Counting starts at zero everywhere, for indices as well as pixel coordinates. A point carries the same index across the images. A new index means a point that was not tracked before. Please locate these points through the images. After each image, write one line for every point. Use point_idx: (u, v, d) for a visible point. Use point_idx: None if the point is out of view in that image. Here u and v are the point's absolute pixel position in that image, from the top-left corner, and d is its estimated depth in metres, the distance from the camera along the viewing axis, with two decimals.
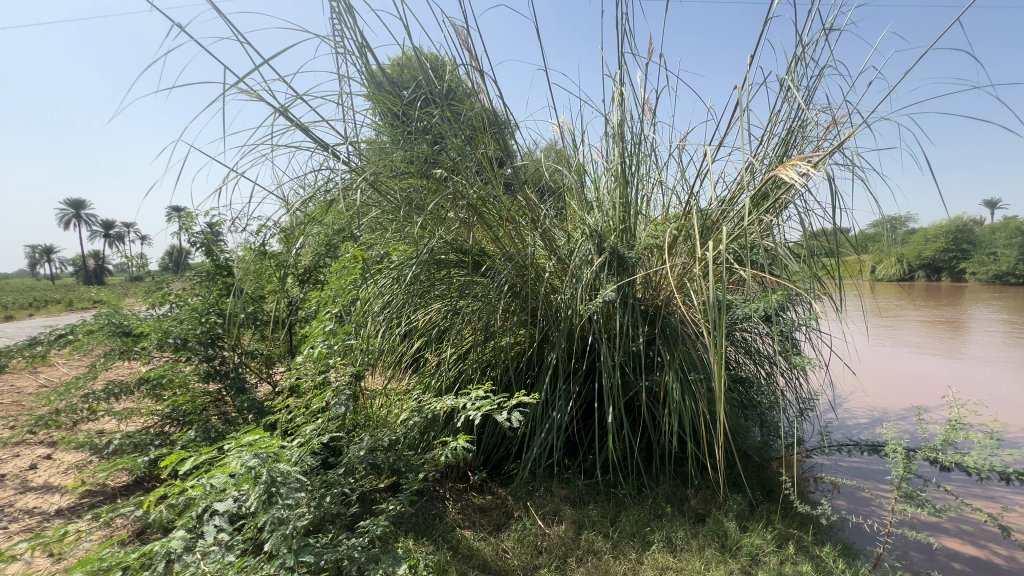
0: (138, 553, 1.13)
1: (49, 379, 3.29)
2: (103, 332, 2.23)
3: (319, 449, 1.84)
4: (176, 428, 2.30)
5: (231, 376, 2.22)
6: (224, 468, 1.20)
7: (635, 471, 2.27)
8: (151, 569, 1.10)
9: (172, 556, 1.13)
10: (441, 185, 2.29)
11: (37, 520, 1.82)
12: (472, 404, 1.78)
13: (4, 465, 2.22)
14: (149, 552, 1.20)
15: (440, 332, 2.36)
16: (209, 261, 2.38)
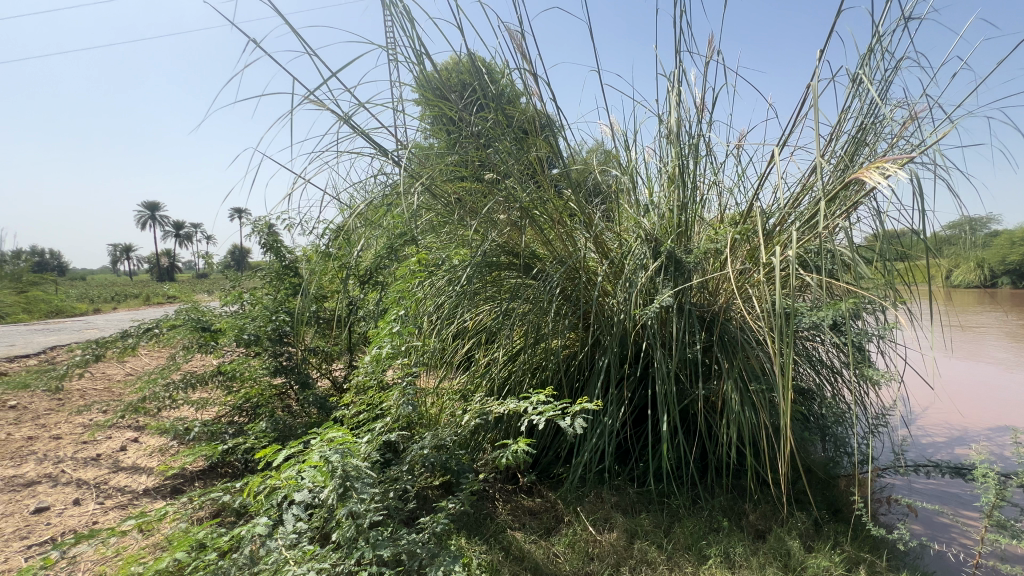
0: (227, 537, 1.21)
1: (135, 368, 3.58)
2: (185, 327, 2.41)
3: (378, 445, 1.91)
4: (245, 418, 2.45)
5: (297, 372, 2.34)
6: (308, 461, 1.27)
7: (690, 481, 2.21)
8: (238, 552, 1.18)
9: (256, 541, 1.20)
10: (494, 188, 2.31)
11: (130, 498, 1.99)
12: (534, 409, 1.73)
13: (99, 446, 2.45)
14: (237, 537, 1.28)
15: (492, 333, 2.38)
16: (277, 261, 2.52)
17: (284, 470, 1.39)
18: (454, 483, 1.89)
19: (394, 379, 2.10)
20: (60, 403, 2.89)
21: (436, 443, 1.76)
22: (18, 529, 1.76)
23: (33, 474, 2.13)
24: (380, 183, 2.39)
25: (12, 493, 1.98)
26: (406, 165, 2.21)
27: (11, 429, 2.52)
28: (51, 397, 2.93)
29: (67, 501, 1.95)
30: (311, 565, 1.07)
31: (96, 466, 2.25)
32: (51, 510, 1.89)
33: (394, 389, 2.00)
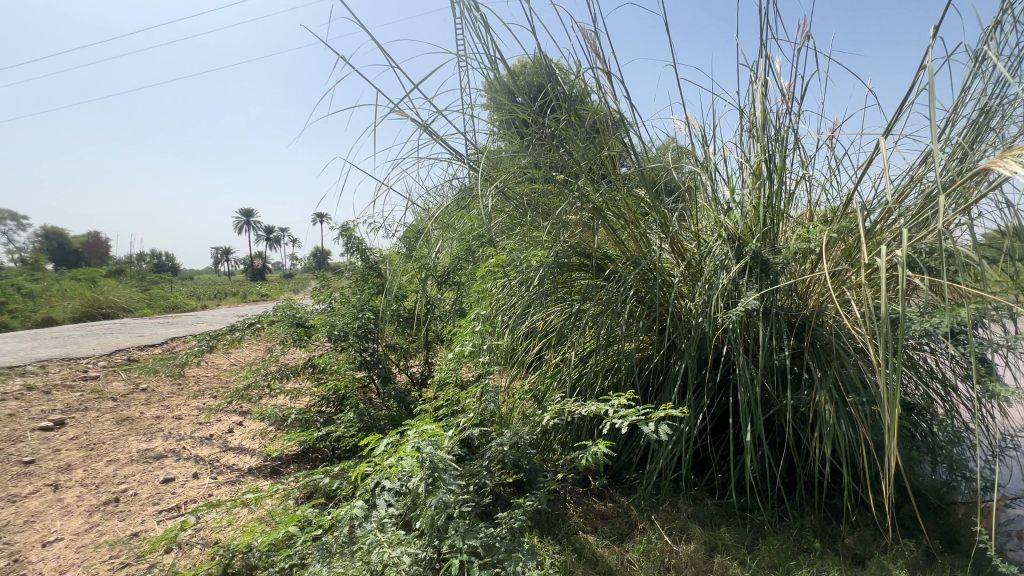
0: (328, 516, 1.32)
1: (239, 359, 3.98)
2: (284, 323, 2.64)
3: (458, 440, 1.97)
4: (333, 408, 2.64)
5: (379, 367, 2.49)
6: (400, 451, 1.35)
7: (776, 497, 2.07)
8: (338, 532, 1.28)
9: (353, 522, 1.30)
10: (567, 190, 2.31)
11: (237, 475, 2.22)
12: (615, 412, 1.71)
13: (211, 427, 2.75)
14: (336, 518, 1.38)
15: (563, 334, 2.37)
16: (363, 263, 2.69)
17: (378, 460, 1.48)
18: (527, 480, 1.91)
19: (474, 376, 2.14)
20: (180, 387, 3.28)
21: (514, 441, 1.79)
22: (150, 496, 2.02)
23: (160, 448, 2.44)
24: (456, 187, 2.47)
25: (145, 464, 2.28)
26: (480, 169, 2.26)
27: (143, 408, 2.90)
28: (173, 382, 3.33)
29: (188, 474, 2.21)
30: (404, 549, 1.14)
31: (210, 444, 2.53)
32: (176, 481, 2.15)
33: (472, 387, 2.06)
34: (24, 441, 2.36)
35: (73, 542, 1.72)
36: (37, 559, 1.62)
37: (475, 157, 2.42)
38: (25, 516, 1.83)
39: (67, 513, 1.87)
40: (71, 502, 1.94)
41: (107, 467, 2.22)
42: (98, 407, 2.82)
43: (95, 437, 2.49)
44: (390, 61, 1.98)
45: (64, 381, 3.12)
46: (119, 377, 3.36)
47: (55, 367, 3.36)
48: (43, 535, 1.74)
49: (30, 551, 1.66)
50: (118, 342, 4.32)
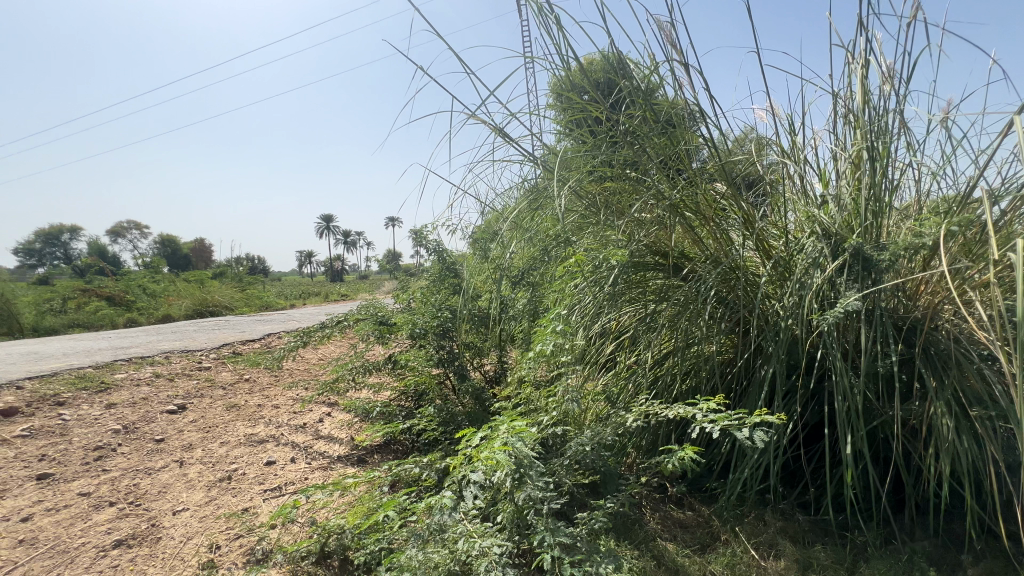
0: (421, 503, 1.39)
1: (325, 354, 4.29)
2: (369, 322, 2.81)
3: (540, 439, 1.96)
4: (412, 403, 2.77)
5: (455, 364, 2.57)
6: (485, 447, 1.39)
7: (880, 517, 1.88)
8: (428, 519, 1.35)
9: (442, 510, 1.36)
10: (643, 187, 2.26)
11: (328, 462, 2.39)
12: (704, 416, 1.64)
13: (304, 416, 2.99)
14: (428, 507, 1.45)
15: (637, 334, 2.30)
16: (440, 264, 2.79)
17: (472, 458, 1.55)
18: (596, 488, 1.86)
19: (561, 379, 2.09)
20: (278, 379, 3.59)
21: (596, 442, 1.78)
22: (257, 476, 2.24)
23: (263, 433, 2.69)
24: (529, 188, 2.50)
25: (251, 447, 2.53)
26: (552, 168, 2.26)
27: (247, 396, 3.21)
28: (271, 374, 3.66)
29: (286, 458, 2.42)
30: (493, 541, 1.18)
31: (304, 432, 2.75)
32: (277, 464, 2.36)
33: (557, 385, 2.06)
34: (154, 422, 2.70)
35: (197, 512, 1.94)
36: (169, 524, 1.86)
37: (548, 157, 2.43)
38: (159, 487, 2.10)
39: (191, 486, 2.12)
40: (193, 477, 2.20)
41: (221, 448, 2.49)
42: (211, 395, 3.17)
43: (210, 420, 2.79)
44: (466, 68, 2.03)
45: (184, 371, 3.53)
46: (227, 368, 3.74)
47: (176, 358, 3.82)
48: (173, 504, 1.99)
49: (163, 517, 1.90)
50: (225, 337, 4.82)
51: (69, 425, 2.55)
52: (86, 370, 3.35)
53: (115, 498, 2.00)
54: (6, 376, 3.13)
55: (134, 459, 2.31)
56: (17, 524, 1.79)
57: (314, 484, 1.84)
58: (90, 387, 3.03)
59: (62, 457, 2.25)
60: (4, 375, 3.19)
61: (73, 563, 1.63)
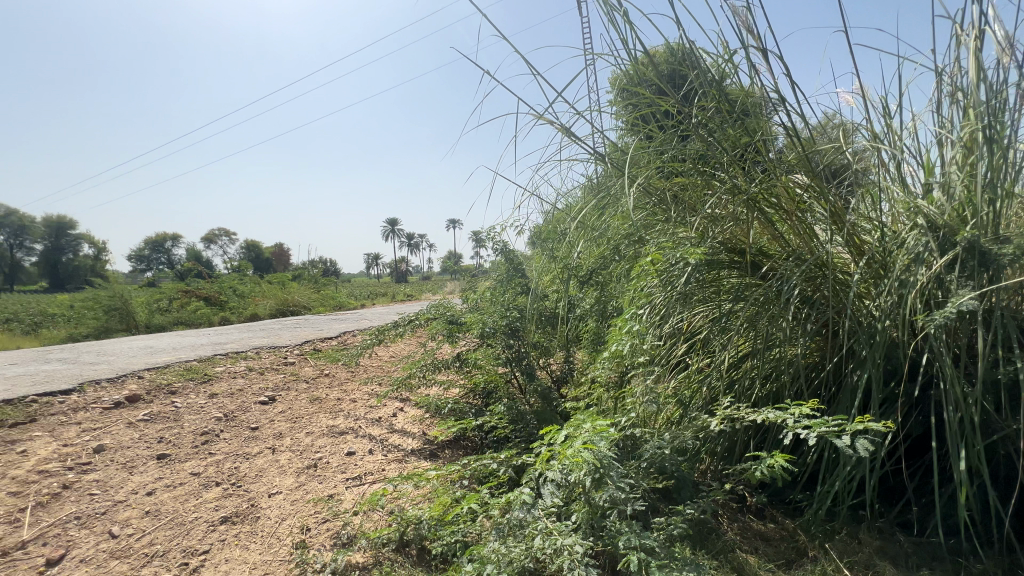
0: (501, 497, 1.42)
1: (396, 351, 4.49)
2: (439, 321, 2.90)
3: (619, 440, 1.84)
4: (481, 400, 2.83)
5: (522, 363, 2.59)
6: (563, 446, 1.40)
7: (1002, 543, 1.67)
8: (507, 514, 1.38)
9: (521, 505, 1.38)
10: (718, 182, 2.15)
11: (402, 455, 2.51)
12: (794, 422, 1.54)
13: (379, 410, 3.14)
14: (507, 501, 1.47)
15: (711, 336, 2.18)
16: (508, 264, 2.85)
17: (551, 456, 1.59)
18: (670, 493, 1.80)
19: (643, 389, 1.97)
20: (354, 375, 3.81)
21: (673, 446, 1.73)
22: (339, 465, 2.39)
23: (343, 425, 2.87)
24: (596, 186, 2.47)
25: (333, 438, 2.70)
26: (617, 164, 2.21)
27: (328, 390, 3.44)
28: (348, 369, 3.89)
29: (365, 450, 2.57)
30: (574, 539, 1.18)
31: (380, 425, 2.90)
32: (356, 455, 2.51)
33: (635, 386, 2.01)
34: (250, 411, 2.96)
35: (288, 496, 2.10)
36: (266, 506, 2.03)
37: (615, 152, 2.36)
38: (255, 471, 2.30)
39: (282, 472, 2.31)
40: (284, 463, 2.39)
41: (307, 437, 2.68)
42: (297, 388, 3.42)
43: (297, 412, 3.02)
44: (531, 69, 2.03)
45: (272, 366, 3.84)
46: (309, 363, 4.02)
47: (265, 353, 4.16)
48: (268, 487, 2.17)
49: (261, 498, 2.08)
50: (306, 335, 5.18)
51: (180, 411, 2.86)
52: (192, 363, 3.74)
53: (220, 479, 2.21)
54: (129, 367, 3.57)
55: (234, 444, 2.54)
56: (142, 497, 2.03)
57: (397, 475, 1.94)
58: (196, 378, 3.37)
59: (175, 440, 2.53)
60: (127, 366, 3.63)
61: (189, 534, 1.82)
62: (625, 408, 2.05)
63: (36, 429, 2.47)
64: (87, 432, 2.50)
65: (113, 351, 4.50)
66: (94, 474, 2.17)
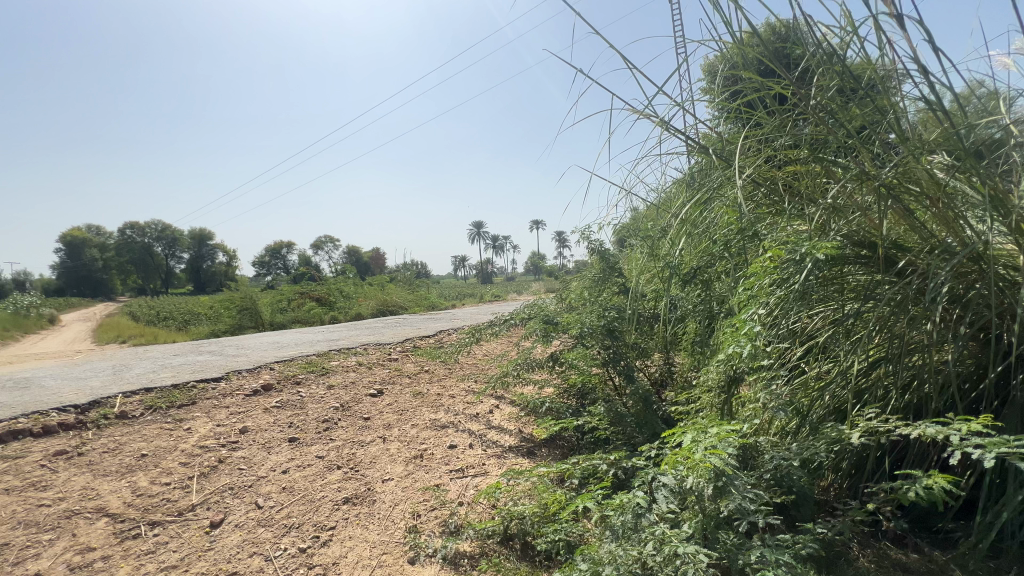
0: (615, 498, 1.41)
1: (489, 350, 4.62)
2: (533, 321, 2.95)
3: (738, 454, 1.65)
4: (577, 401, 2.82)
5: (620, 365, 2.53)
6: (682, 450, 1.36)
7: None
8: (620, 514, 1.37)
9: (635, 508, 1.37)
10: (843, 167, 1.92)
11: (500, 450, 2.58)
12: (960, 439, 1.33)
13: (477, 406, 3.26)
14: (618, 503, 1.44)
15: (830, 343, 1.93)
16: (604, 264, 2.82)
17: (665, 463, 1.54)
18: (791, 512, 1.61)
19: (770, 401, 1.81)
20: (452, 372, 3.99)
21: (804, 458, 1.56)
22: (443, 457, 2.52)
23: (444, 419, 3.02)
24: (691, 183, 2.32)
25: (436, 431, 2.85)
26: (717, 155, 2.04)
27: (429, 386, 3.64)
28: (446, 367, 4.08)
29: (466, 444, 2.68)
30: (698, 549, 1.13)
31: (478, 421, 3.01)
32: (458, 448, 2.63)
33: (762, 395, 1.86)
34: (362, 402, 3.23)
35: (399, 482, 2.26)
36: (381, 490, 2.20)
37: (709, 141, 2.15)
38: (370, 457, 2.50)
39: (393, 460, 2.48)
40: (394, 452, 2.57)
41: (412, 429, 2.87)
42: (401, 382, 3.66)
43: (402, 405, 3.23)
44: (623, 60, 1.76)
45: (379, 361, 4.14)
46: (411, 360, 4.28)
47: (372, 350, 4.51)
48: (382, 473, 2.35)
49: (375, 483, 2.25)
50: (406, 333, 5.52)
51: (305, 400, 3.20)
52: (312, 357, 4.16)
53: (340, 463, 2.44)
54: (262, 360, 4.06)
55: (351, 432, 2.79)
56: (279, 474, 2.30)
57: (511, 471, 1.99)
58: (316, 370, 3.75)
59: (302, 425, 2.83)
60: (261, 358, 4.15)
61: (317, 511, 2.03)
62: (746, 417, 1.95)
63: (197, 410, 2.91)
64: (234, 415, 2.89)
65: (248, 345, 5.16)
66: (241, 451, 2.50)
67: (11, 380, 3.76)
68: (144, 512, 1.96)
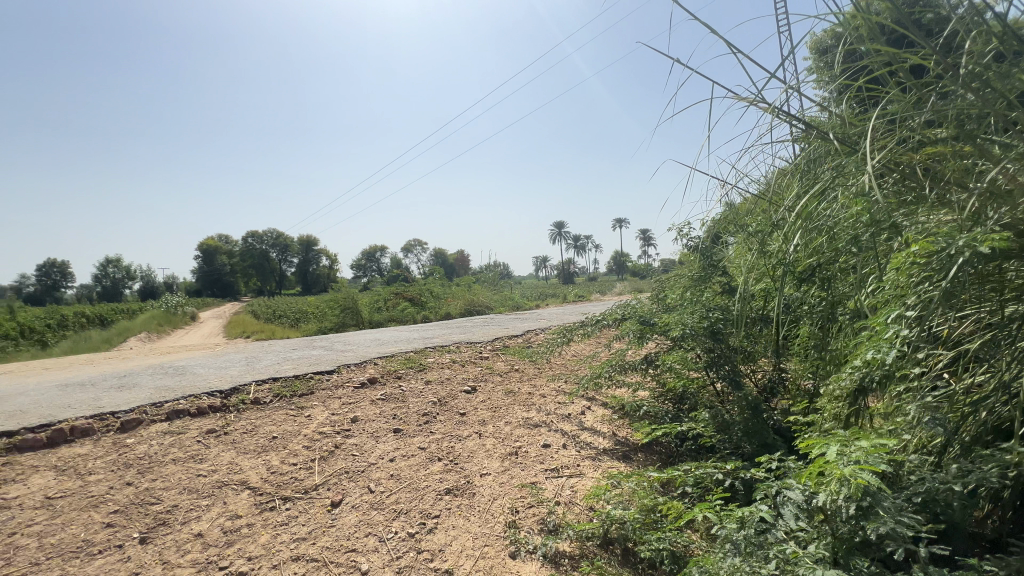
0: (735, 513, 1.33)
1: (578, 351, 4.58)
2: (630, 321, 2.87)
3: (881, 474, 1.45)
4: (677, 405, 2.70)
5: (726, 369, 2.37)
6: (817, 464, 1.24)
7: None
8: (742, 527, 1.29)
9: (758, 523, 1.28)
10: (1009, 140, 1.59)
11: (595, 453, 2.55)
12: None
13: (568, 406, 3.25)
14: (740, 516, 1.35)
15: (985, 354, 1.59)
16: (705, 261, 2.67)
17: (792, 476, 1.42)
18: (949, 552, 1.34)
19: (915, 414, 1.58)
20: (542, 371, 4.02)
21: (966, 484, 1.33)
22: (537, 455, 2.54)
23: (536, 418, 3.05)
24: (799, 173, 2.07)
25: (529, 429, 2.89)
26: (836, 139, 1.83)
27: (520, 384, 3.70)
28: (536, 366, 4.12)
29: (559, 444, 2.68)
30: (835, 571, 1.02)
31: (570, 421, 3.00)
32: (551, 448, 2.64)
33: (909, 410, 1.62)
34: (457, 398, 3.37)
35: (497, 478, 2.32)
36: (479, 484, 2.27)
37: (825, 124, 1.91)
38: (467, 451, 2.60)
39: (489, 455, 2.56)
40: (490, 447, 2.65)
41: (506, 426, 2.93)
42: (493, 380, 3.77)
43: (495, 402, 3.32)
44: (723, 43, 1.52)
45: (471, 359, 4.29)
46: (501, 359, 4.39)
47: (465, 348, 4.68)
48: (479, 467, 2.43)
49: (474, 477, 2.34)
50: (495, 332, 5.66)
51: (406, 394, 3.41)
52: (411, 353, 4.43)
53: (441, 455, 2.57)
54: (368, 355, 4.40)
55: (449, 426, 2.92)
56: (387, 462, 2.48)
57: (619, 473, 1.96)
58: (414, 366, 3.98)
59: (405, 417, 3.02)
60: (366, 354, 4.49)
61: (422, 499, 2.15)
62: (886, 431, 1.71)
63: (315, 399, 3.22)
64: (346, 405, 3.16)
65: (354, 341, 5.61)
66: (353, 439, 2.72)
67: (171, 367, 4.44)
68: (277, 488, 2.21)
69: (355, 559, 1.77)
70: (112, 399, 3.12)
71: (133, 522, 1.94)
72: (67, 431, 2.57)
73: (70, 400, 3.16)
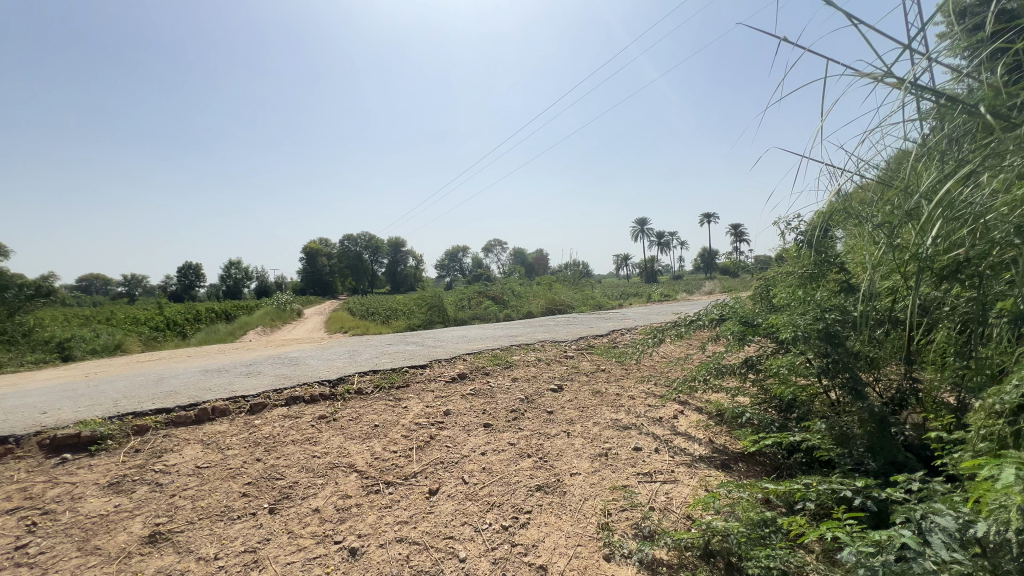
0: (867, 537, 1.19)
1: (667, 353, 4.39)
2: (731, 322, 2.71)
3: None
4: (784, 414, 2.49)
5: (847, 377, 2.15)
6: (979, 488, 1.07)
7: None
8: (878, 553, 1.15)
9: (899, 551, 1.13)
10: None
11: (690, 459, 2.43)
12: None
13: (660, 409, 3.13)
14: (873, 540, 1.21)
15: None
16: (816, 258, 2.43)
17: (939, 502, 1.24)
18: None
19: None
20: (629, 372, 3.91)
21: None
22: (628, 458, 2.48)
23: (625, 420, 2.97)
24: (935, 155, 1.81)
25: (618, 431, 2.83)
26: (988, 113, 1.56)
27: (607, 385, 3.64)
28: (622, 367, 4.02)
29: (651, 448, 2.59)
30: None
31: (662, 425, 2.89)
32: (643, 451, 2.56)
33: None
34: (544, 396, 3.39)
35: (587, 478, 2.30)
36: (570, 483, 2.27)
37: (970, 97, 1.65)
38: (556, 450, 2.60)
39: (578, 455, 2.54)
40: (579, 447, 2.63)
41: (594, 427, 2.89)
42: (579, 380, 3.74)
43: (583, 402, 3.29)
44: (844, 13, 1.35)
45: (557, 358, 4.29)
46: (586, 358, 4.34)
47: (549, 347, 4.69)
48: (569, 467, 2.43)
49: (565, 476, 2.34)
50: (579, 332, 5.61)
51: (494, 390, 3.50)
52: (497, 351, 4.53)
53: (530, 451, 2.60)
54: (456, 351, 4.58)
55: (537, 423, 2.95)
56: (479, 455, 2.56)
57: (725, 481, 1.85)
58: (501, 363, 4.07)
59: (494, 413, 3.10)
60: (455, 350, 4.68)
61: (514, 493, 2.20)
62: None
63: (410, 391, 3.42)
64: (438, 398, 3.32)
65: (442, 338, 5.87)
66: (447, 431, 2.85)
67: (286, 357, 4.96)
68: (381, 472, 2.38)
69: (453, 546, 1.85)
70: (243, 384, 3.56)
71: (263, 494, 2.20)
72: (210, 410, 2.97)
73: (211, 384, 3.65)
